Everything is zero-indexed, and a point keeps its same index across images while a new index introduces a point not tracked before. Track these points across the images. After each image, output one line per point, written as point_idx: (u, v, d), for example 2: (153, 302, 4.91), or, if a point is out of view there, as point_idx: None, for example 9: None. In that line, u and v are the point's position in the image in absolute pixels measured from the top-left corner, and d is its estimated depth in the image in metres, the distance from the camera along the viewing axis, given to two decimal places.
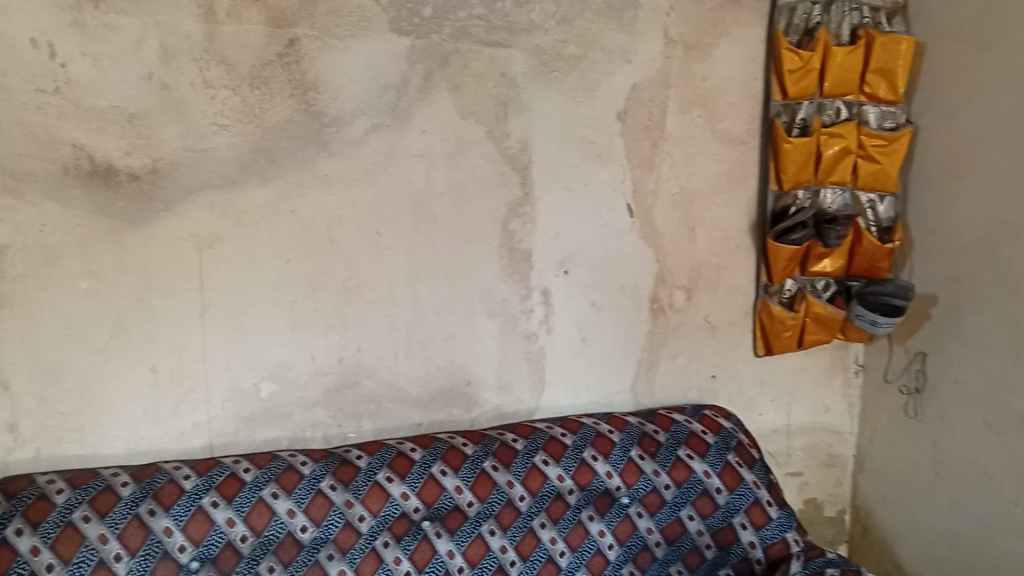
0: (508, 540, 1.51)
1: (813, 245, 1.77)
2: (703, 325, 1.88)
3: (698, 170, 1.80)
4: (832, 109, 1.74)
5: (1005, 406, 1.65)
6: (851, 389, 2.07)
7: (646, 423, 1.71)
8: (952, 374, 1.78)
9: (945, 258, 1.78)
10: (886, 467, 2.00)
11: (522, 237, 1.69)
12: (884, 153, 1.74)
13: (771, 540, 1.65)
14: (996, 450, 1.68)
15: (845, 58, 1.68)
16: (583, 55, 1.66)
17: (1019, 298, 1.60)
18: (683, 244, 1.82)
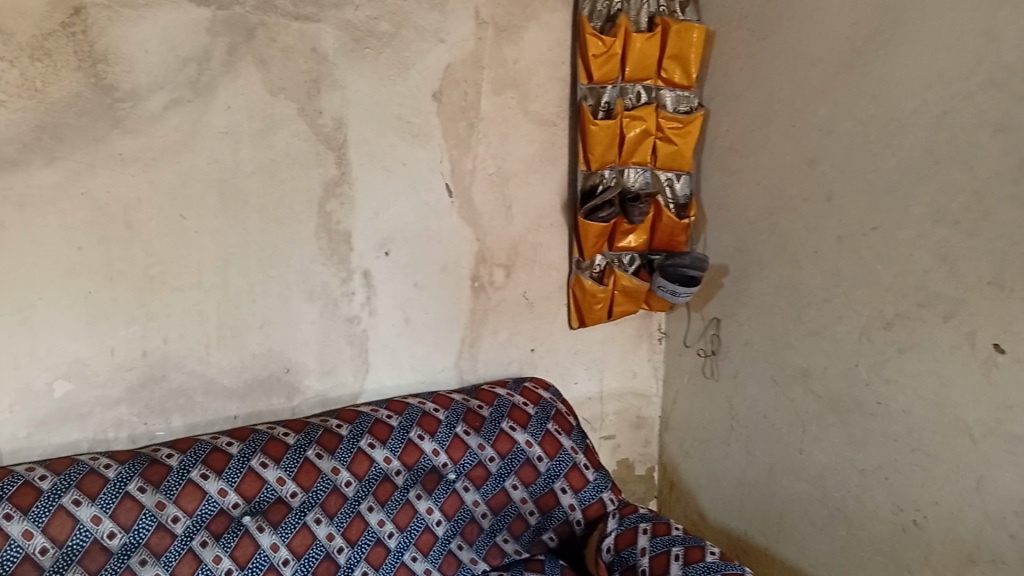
0: (336, 527, 1.49)
1: (619, 222, 1.87)
2: (521, 301, 1.94)
3: (512, 150, 1.84)
4: (633, 93, 1.84)
5: (788, 362, 1.84)
6: (656, 355, 2.23)
7: (470, 398, 1.74)
8: (742, 336, 1.96)
9: (734, 231, 1.95)
10: (688, 424, 2.17)
11: (340, 218, 1.65)
12: (680, 134, 1.86)
13: (589, 502, 1.74)
14: (781, 402, 1.87)
15: (643, 45, 1.78)
16: (395, 33, 1.64)
17: (797, 265, 1.79)
18: (500, 223, 1.86)
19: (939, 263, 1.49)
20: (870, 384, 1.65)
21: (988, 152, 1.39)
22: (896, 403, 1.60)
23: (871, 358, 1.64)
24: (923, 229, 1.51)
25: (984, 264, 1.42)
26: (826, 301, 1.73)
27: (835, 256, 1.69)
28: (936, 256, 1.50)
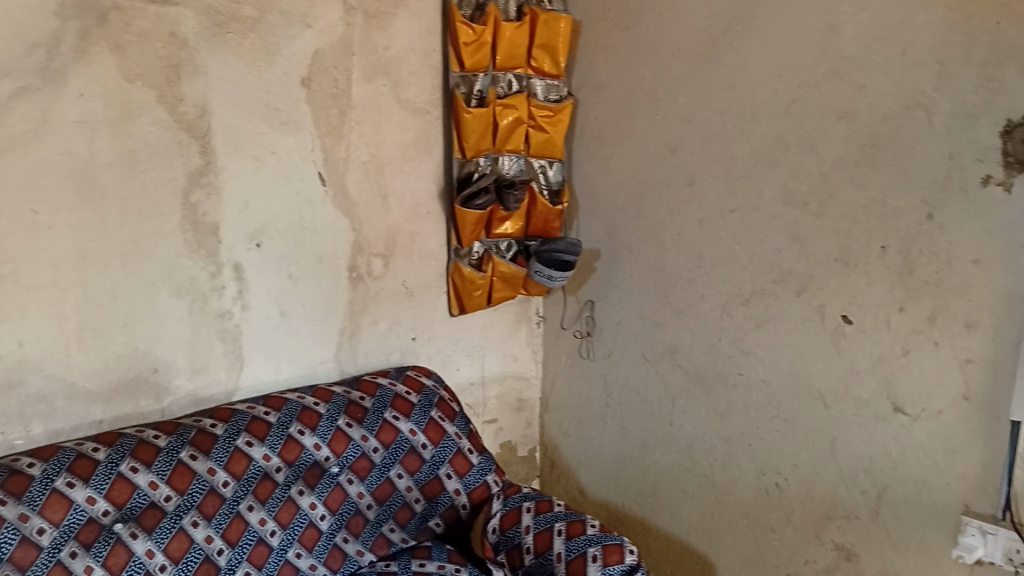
0: (214, 529, 1.44)
1: (496, 209, 1.91)
2: (401, 290, 1.94)
3: (385, 138, 1.83)
4: (504, 81, 1.87)
5: (657, 339, 1.93)
6: (534, 339, 2.27)
7: (352, 391, 1.73)
8: (615, 317, 2.03)
9: (604, 216, 2.02)
10: (566, 405, 2.23)
11: (208, 209, 1.59)
12: (551, 123, 1.91)
13: (473, 485, 1.77)
14: (652, 378, 1.96)
15: (513, 33, 1.82)
16: (260, 18, 1.59)
17: (663, 248, 1.88)
18: (377, 212, 1.85)
19: (790, 243, 1.62)
20: (731, 357, 1.76)
21: (832, 139, 1.52)
22: (755, 373, 1.72)
23: (732, 333, 1.76)
24: (775, 211, 1.63)
25: (830, 242, 1.55)
26: (691, 280, 1.83)
27: (697, 238, 1.80)
28: (788, 236, 1.62)
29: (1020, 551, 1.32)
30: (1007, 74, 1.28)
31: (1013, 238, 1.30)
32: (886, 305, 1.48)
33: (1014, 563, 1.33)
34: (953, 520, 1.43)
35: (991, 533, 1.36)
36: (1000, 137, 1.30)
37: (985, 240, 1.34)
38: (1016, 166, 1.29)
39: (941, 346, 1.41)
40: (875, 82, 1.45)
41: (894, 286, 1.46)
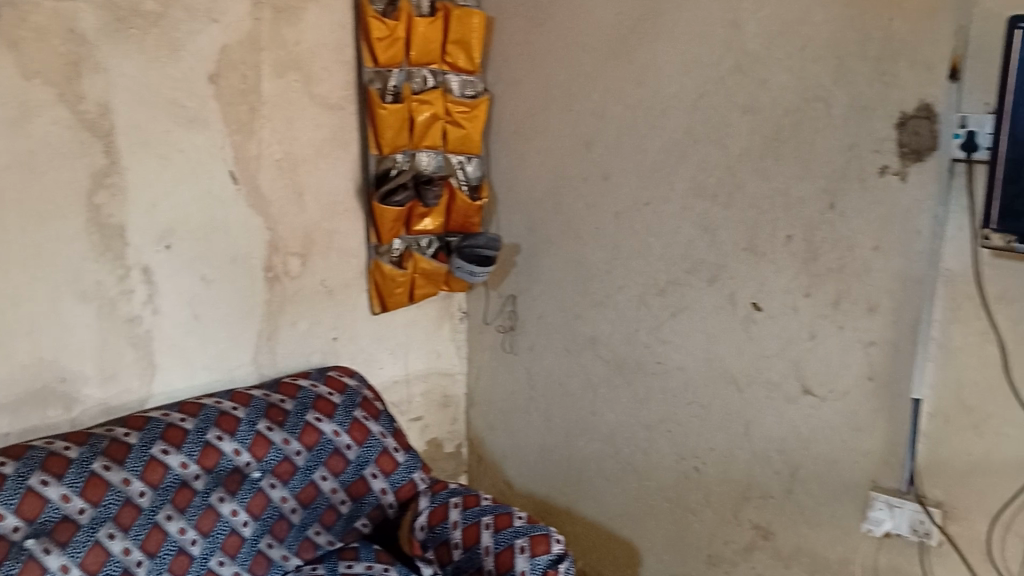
0: (132, 540, 1.40)
1: (415, 205, 1.89)
2: (320, 289, 1.90)
3: (299, 135, 1.79)
4: (419, 77, 1.85)
5: (578, 331, 1.96)
6: (457, 334, 2.26)
7: (271, 393, 1.69)
8: (536, 310, 2.05)
9: (522, 210, 2.03)
10: (490, 399, 2.23)
11: (113, 211, 1.53)
12: (468, 118, 1.92)
13: (400, 483, 1.76)
14: (574, 369, 1.98)
15: (426, 29, 1.81)
16: (163, 13, 1.54)
17: (581, 241, 1.90)
18: (292, 210, 1.81)
19: (702, 233, 1.67)
20: (649, 346, 1.81)
21: (738, 132, 1.58)
22: (672, 360, 1.77)
23: (649, 322, 1.80)
24: (687, 203, 1.69)
25: (739, 232, 1.61)
26: (609, 272, 1.86)
27: (613, 230, 1.83)
28: (699, 227, 1.67)
29: (924, 521, 1.43)
30: (900, 69, 1.36)
31: (909, 225, 1.39)
32: (793, 291, 1.55)
33: (919, 533, 1.44)
34: (861, 495, 1.52)
35: (898, 506, 1.46)
36: (895, 128, 1.38)
37: (883, 227, 1.42)
38: (910, 156, 1.37)
39: (844, 329, 1.50)
40: (777, 77, 1.51)
41: (800, 273, 1.54)
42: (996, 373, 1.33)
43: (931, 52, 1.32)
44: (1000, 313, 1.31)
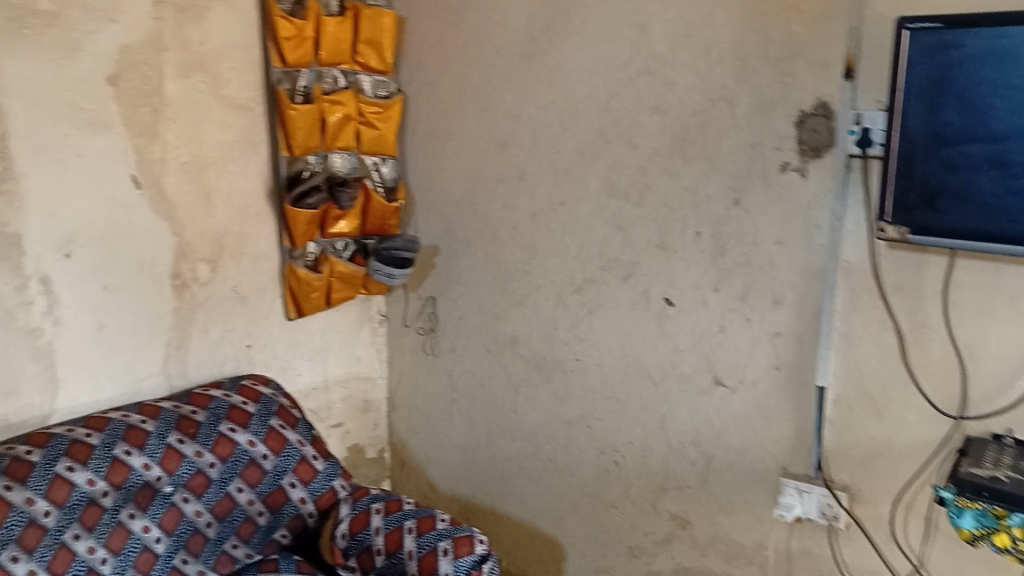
0: (37, 562, 1.33)
1: (329, 208, 1.86)
2: (231, 295, 1.85)
3: (206, 137, 1.74)
4: (330, 77, 1.82)
5: (498, 331, 1.96)
6: (377, 338, 2.23)
7: (182, 405, 1.64)
8: (456, 311, 2.04)
9: (440, 211, 2.02)
10: (412, 402, 2.21)
11: (8, 219, 1.45)
12: (381, 119, 1.91)
13: (320, 492, 1.72)
14: (495, 369, 1.99)
15: (336, 28, 1.78)
16: (59, 12, 1.47)
17: (499, 241, 1.91)
18: (200, 214, 1.76)
19: (616, 232, 1.70)
20: (567, 344, 1.83)
21: (647, 132, 1.61)
22: (590, 357, 1.80)
23: (567, 321, 1.82)
24: (600, 202, 1.71)
25: (651, 230, 1.65)
26: (526, 272, 1.87)
27: (529, 230, 1.84)
28: (613, 225, 1.70)
29: (832, 504, 1.49)
30: (799, 70, 1.41)
31: (810, 220, 1.45)
32: (703, 286, 1.60)
33: (828, 517, 1.50)
34: (773, 482, 1.57)
35: (807, 491, 1.51)
36: (795, 127, 1.43)
37: (786, 222, 1.47)
38: (809, 153, 1.42)
39: (752, 321, 1.55)
40: (683, 78, 1.55)
41: (709, 269, 1.58)
42: (894, 360, 1.40)
43: (827, 53, 1.37)
44: (896, 302, 1.38)
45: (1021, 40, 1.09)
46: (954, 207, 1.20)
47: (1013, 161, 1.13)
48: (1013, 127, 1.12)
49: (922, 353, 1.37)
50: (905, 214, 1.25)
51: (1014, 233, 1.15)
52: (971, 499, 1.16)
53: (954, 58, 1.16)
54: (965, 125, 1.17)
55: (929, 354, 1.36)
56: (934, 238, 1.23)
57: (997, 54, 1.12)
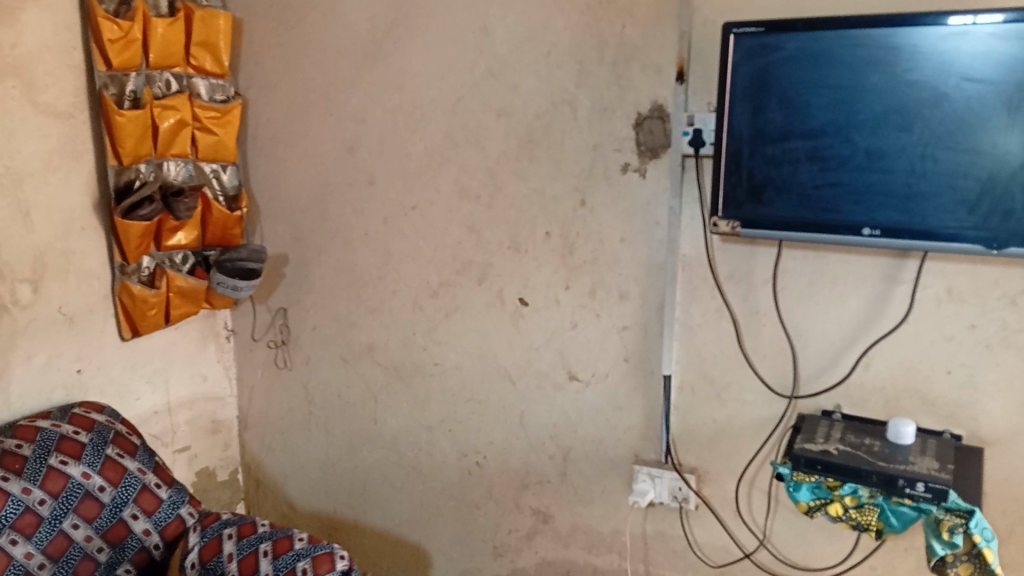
0: None
1: (164, 218, 1.75)
2: (58, 317, 1.71)
3: (22, 148, 1.60)
4: (161, 81, 1.72)
5: (353, 339, 1.92)
6: (225, 354, 2.12)
7: (5, 440, 1.51)
8: (309, 322, 1.97)
9: (287, 219, 1.95)
10: (265, 418, 2.12)
11: None
12: (219, 124, 1.82)
13: (165, 522, 1.62)
14: (352, 378, 1.94)
15: (166, 30, 1.69)
16: None
17: (350, 247, 1.87)
18: (18, 231, 1.61)
19: (468, 234, 1.71)
20: (425, 349, 1.82)
21: (494, 134, 1.64)
22: (448, 361, 1.80)
23: (423, 325, 1.81)
24: (452, 205, 1.72)
25: (502, 231, 1.67)
26: (380, 278, 1.84)
27: (382, 236, 1.82)
28: (465, 228, 1.71)
29: (682, 487, 1.57)
30: (633, 73, 1.47)
31: (650, 217, 1.52)
32: (554, 284, 1.63)
33: (678, 499, 1.57)
34: (628, 469, 1.63)
35: (658, 476, 1.58)
36: (633, 128, 1.49)
37: (629, 219, 1.53)
38: (647, 154, 1.49)
39: (601, 316, 1.60)
40: (526, 81, 1.58)
41: (559, 267, 1.62)
42: (731, 346, 1.49)
43: (659, 58, 1.44)
44: (730, 291, 1.47)
45: (831, 42, 1.20)
46: (778, 199, 1.29)
47: (830, 155, 1.24)
48: (828, 123, 1.23)
49: (755, 337, 1.46)
50: (735, 209, 1.33)
51: (833, 221, 1.26)
52: (806, 473, 1.24)
53: (775, 59, 1.25)
54: (787, 122, 1.26)
55: (761, 337, 1.46)
56: (763, 230, 1.32)
57: (812, 55, 1.22)
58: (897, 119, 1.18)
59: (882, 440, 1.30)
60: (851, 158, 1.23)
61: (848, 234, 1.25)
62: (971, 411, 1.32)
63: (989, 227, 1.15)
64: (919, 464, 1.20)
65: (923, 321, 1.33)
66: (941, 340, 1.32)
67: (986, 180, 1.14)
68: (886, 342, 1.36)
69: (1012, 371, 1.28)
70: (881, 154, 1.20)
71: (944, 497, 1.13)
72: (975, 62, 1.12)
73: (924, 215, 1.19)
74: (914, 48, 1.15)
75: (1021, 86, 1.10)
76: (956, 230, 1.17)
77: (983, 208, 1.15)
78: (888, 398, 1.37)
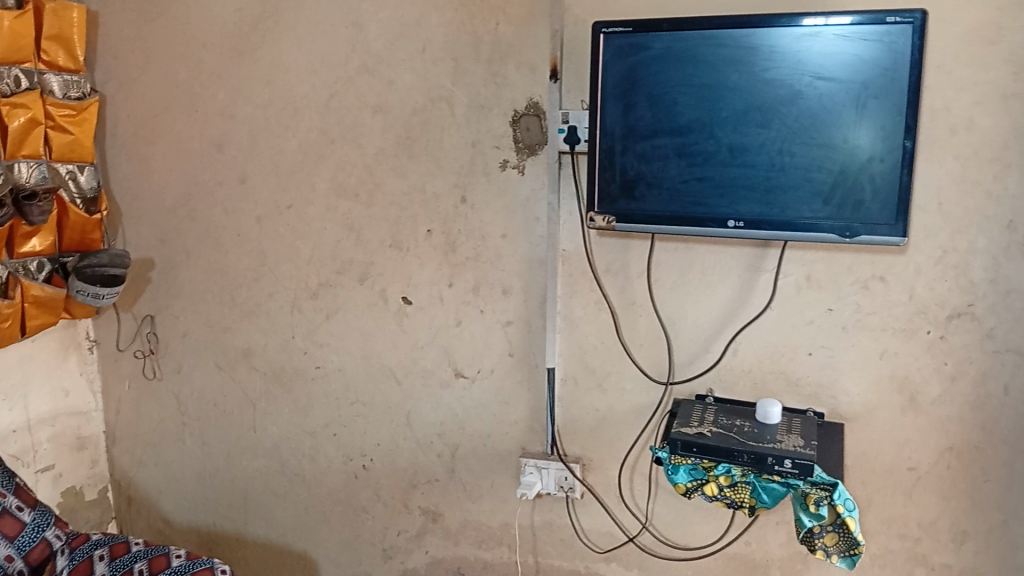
0: None
1: (15, 224, 1.63)
2: None
3: None
4: (10, 77, 1.59)
5: (228, 345, 1.85)
6: (88, 367, 1.99)
7: None
8: (179, 328, 1.88)
9: (152, 221, 1.85)
10: (135, 431, 2.00)
11: None
12: (74, 122, 1.71)
13: (29, 546, 1.46)
14: (229, 386, 1.87)
15: (13, 23, 1.57)
16: None
17: (223, 249, 1.80)
18: None
19: (347, 233, 1.68)
20: (306, 352, 1.78)
21: (371, 131, 1.61)
22: (331, 363, 1.76)
23: (303, 327, 1.76)
24: (329, 203, 1.68)
25: (382, 229, 1.65)
26: (256, 280, 1.78)
27: (257, 236, 1.76)
28: (344, 227, 1.68)
29: (568, 477, 1.59)
30: (508, 70, 1.49)
31: (530, 213, 1.53)
32: (437, 282, 1.63)
33: (565, 488, 1.60)
34: (515, 463, 1.65)
35: (545, 467, 1.60)
36: (509, 125, 1.51)
37: (508, 215, 1.55)
38: (525, 151, 1.51)
39: (485, 312, 1.61)
40: (402, 77, 1.57)
41: (441, 264, 1.62)
42: (611, 337, 1.53)
43: (533, 55, 1.46)
44: (608, 284, 1.51)
45: (695, 42, 1.26)
46: (649, 194, 1.34)
47: (695, 151, 1.29)
48: (694, 120, 1.28)
49: (632, 327, 1.51)
50: (610, 203, 1.36)
51: (700, 214, 1.31)
52: (683, 455, 1.28)
53: (643, 58, 1.29)
54: (655, 119, 1.30)
55: (638, 328, 1.51)
56: (636, 224, 1.36)
57: (677, 55, 1.27)
58: (757, 117, 1.24)
59: (751, 420, 1.36)
60: (715, 154, 1.28)
61: (715, 227, 1.30)
62: (830, 389, 1.41)
63: (841, 216, 1.23)
64: (786, 442, 1.27)
65: (784, 307, 1.41)
66: (802, 324, 1.40)
67: (838, 173, 1.22)
68: (753, 327, 1.43)
69: (866, 350, 1.38)
70: (742, 150, 1.27)
71: (810, 471, 1.20)
72: (825, 62, 1.19)
73: (784, 207, 1.26)
74: (771, 49, 1.22)
75: (866, 85, 1.18)
76: (813, 220, 1.24)
77: (836, 199, 1.23)
78: (755, 381, 1.45)
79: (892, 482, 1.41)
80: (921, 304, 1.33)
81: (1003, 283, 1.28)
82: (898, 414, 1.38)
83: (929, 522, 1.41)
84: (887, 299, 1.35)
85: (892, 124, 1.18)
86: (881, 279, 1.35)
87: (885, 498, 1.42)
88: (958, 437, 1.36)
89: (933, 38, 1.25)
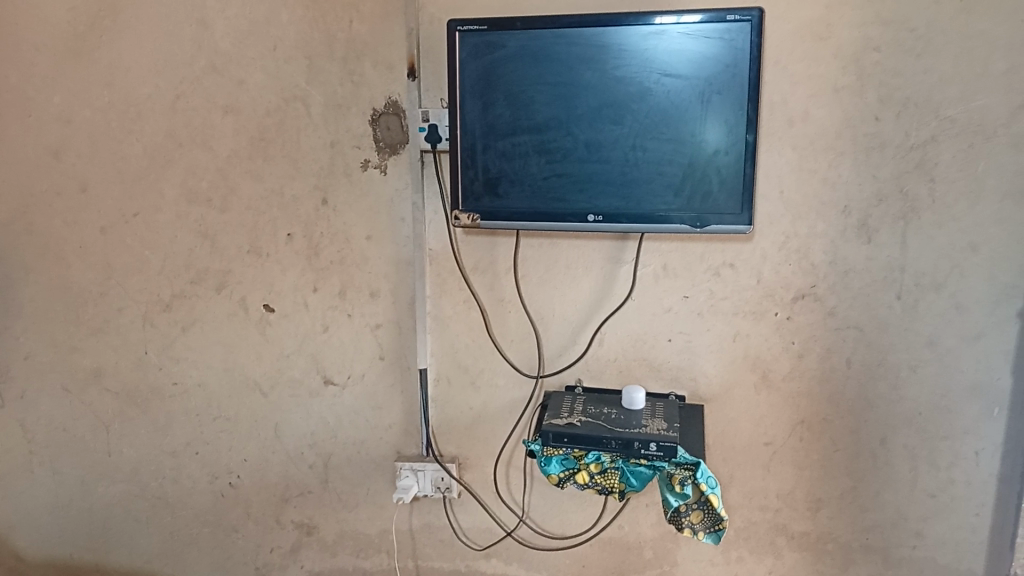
0: None
1: None
2: None
3: None
4: None
5: (76, 365, 1.72)
6: None
7: None
8: (20, 350, 1.74)
9: None
10: None
11: None
12: None
13: None
14: (79, 410, 1.74)
15: None
16: None
17: (65, 263, 1.67)
18: None
19: (202, 241, 1.60)
20: (163, 368, 1.68)
21: (223, 133, 1.55)
22: (190, 378, 1.67)
23: (159, 342, 1.67)
24: (180, 210, 1.60)
25: (240, 235, 1.58)
26: (103, 294, 1.67)
27: (102, 249, 1.65)
28: (197, 234, 1.60)
29: (444, 477, 1.59)
30: (364, 69, 1.46)
31: (394, 213, 1.52)
32: (301, 288, 1.58)
33: (441, 489, 1.60)
34: (390, 468, 1.63)
35: (421, 469, 1.59)
36: (369, 125, 1.48)
37: (372, 216, 1.52)
38: (386, 151, 1.49)
39: (353, 316, 1.58)
40: (253, 77, 1.51)
41: (305, 269, 1.57)
42: (481, 334, 1.53)
43: (389, 54, 1.45)
44: (476, 282, 1.51)
45: (548, 41, 1.28)
46: (512, 191, 1.35)
47: (554, 148, 1.32)
48: (551, 117, 1.31)
49: (501, 323, 1.52)
50: (474, 201, 1.37)
51: (561, 210, 1.33)
52: (555, 447, 1.31)
53: (499, 56, 1.30)
54: (514, 118, 1.32)
55: (507, 323, 1.52)
56: (501, 221, 1.36)
57: (532, 54, 1.29)
58: (610, 113, 1.28)
59: (618, 407, 1.40)
60: (573, 150, 1.31)
61: (575, 222, 1.33)
62: (689, 372, 1.48)
63: (691, 208, 1.29)
64: (651, 426, 1.32)
65: (644, 296, 1.46)
66: (661, 312, 1.46)
67: (687, 166, 1.27)
68: (617, 318, 1.48)
69: (720, 334, 1.45)
70: (598, 146, 1.30)
71: (674, 452, 1.25)
72: (670, 60, 1.24)
73: (639, 200, 1.30)
74: (621, 47, 1.26)
75: (710, 81, 1.24)
76: (667, 212, 1.29)
77: (687, 191, 1.28)
78: (621, 368, 1.49)
79: (750, 457, 1.49)
80: (769, 288, 1.41)
81: (841, 265, 1.38)
82: (752, 391, 1.46)
83: (786, 493, 1.49)
84: (737, 285, 1.42)
85: (735, 119, 1.24)
86: (731, 266, 1.42)
87: (745, 473, 1.50)
88: (809, 411, 1.45)
89: (768, 37, 1.33)
